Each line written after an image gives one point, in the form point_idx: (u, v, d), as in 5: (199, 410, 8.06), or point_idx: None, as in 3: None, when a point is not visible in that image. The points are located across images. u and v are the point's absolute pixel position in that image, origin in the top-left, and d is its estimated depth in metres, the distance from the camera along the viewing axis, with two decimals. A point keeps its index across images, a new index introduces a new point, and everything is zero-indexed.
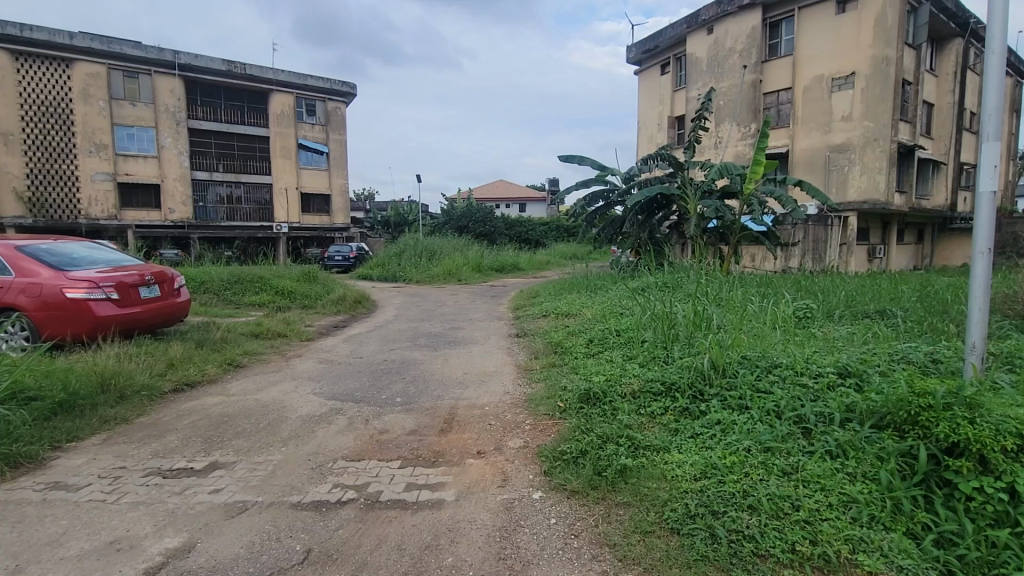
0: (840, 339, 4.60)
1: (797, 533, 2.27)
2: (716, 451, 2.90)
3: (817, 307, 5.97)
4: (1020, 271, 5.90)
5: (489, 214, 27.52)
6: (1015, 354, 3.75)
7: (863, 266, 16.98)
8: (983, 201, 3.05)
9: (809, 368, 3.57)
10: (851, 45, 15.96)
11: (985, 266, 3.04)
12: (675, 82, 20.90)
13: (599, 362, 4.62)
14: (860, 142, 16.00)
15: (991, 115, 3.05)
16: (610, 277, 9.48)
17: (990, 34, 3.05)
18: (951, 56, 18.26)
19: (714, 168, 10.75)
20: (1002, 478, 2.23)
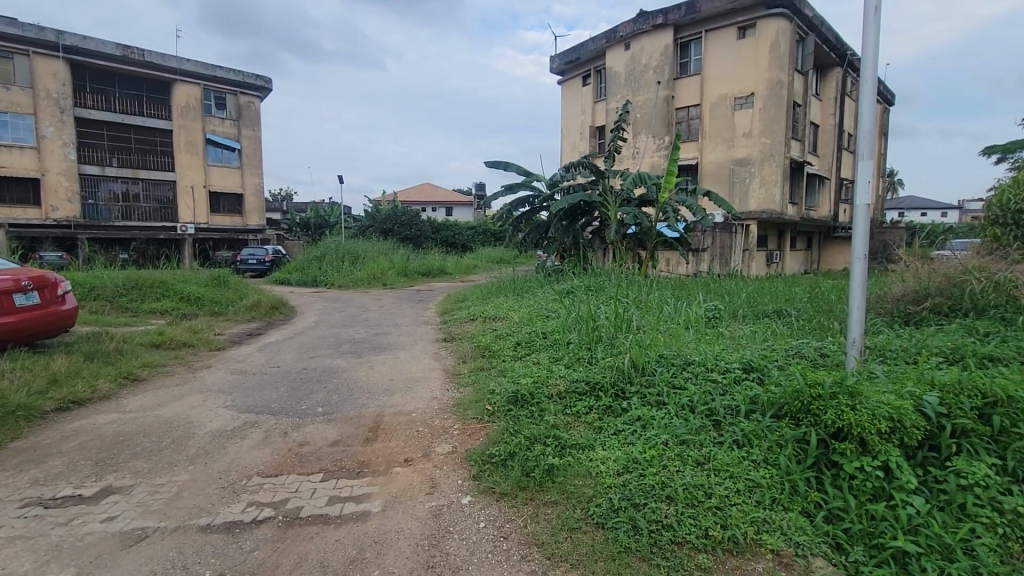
0: (744, 336, 5.00)
1: (709, 518, 2.43)
2: (637, 446, 3.05)
3: (724, 308, 6.45)
4: (889, 273, 6.73)
5: (414, 217, 27.08)
6: (887, 348, 4.27)
7: (762, 270, 18.53)
8: (859, 212, 3.44)
9: (718, 365, 3.86)
10: (750, 67, 17.43)
11: (861, 269, 3.43)
12: (595, 93, 21.77)
13: (526, 364, 4.70)
14: (758, 157, 17.51)
15: (864, 136, 3.46)
16: (537, 280, 9.67)
17: (863, 64, 3.47)
18: (832, 83, 20.52)
19: (630, 176, 11.33)
20: (877, 457, 2.54)
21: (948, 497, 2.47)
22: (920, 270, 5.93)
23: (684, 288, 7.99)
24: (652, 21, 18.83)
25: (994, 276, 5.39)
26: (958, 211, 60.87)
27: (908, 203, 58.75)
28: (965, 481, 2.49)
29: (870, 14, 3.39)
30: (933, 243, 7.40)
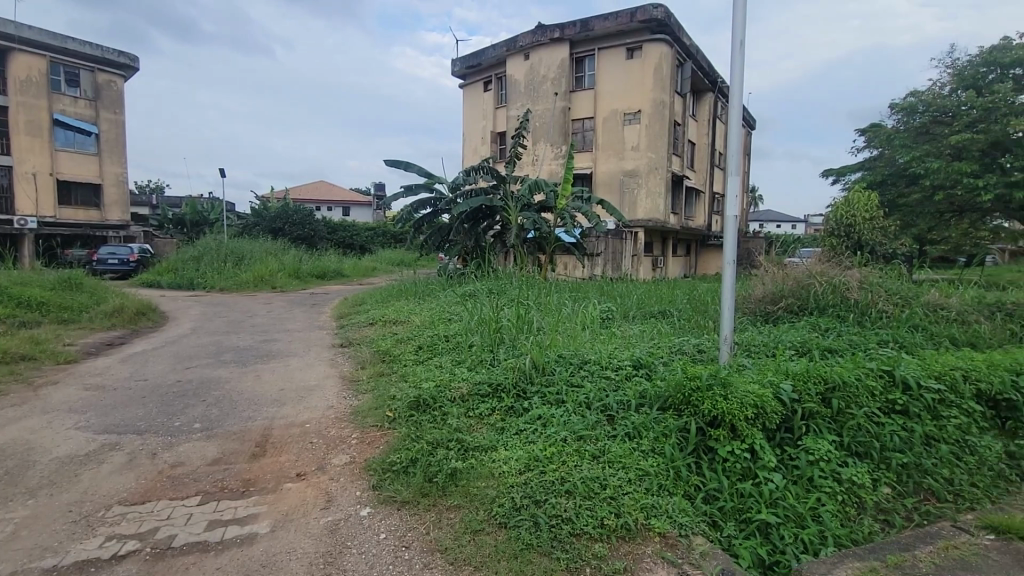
0: (634, 336, 5.38)
1: (605, 508, 2.57)
2: (538, 444, 3.15)
3: (616, 309, 6.88)
4: (753, 276, 7.61)
5: (308, 216, 25.54)
6: (752, 343, 4.83)
7: (648, 274, 19.97)
8: (729, 222, 3.85)
9: (612, 363, 4.11)
10: (637, 86, 18.79)
11: (731, 274, 3.84)
12: (496, 100, 22.12)
13: (428, 368, 4.64)
14: (645, 170, 18.90)
15: (732, 155, 3.89)
16: (438, 283, 9.59)
17: (730, 91, 3.89)
18: (706, 106, 22.76)
19: (528, 182, 11.69)
20: (745, 441, 2.85)
21: (801, 471, 2.84)
22: (777, 274, 6.78)
23: (580, 291, 8.39)
24: (550, 35, 19.58)
25: (832, 280, 6.32)
26: (805, 224, 70.57)
27: (765, 216, 67.17)
28: (813, 458, 2.88)
29: (736, 47, 3.81)
30: (786, 251, 8.49)
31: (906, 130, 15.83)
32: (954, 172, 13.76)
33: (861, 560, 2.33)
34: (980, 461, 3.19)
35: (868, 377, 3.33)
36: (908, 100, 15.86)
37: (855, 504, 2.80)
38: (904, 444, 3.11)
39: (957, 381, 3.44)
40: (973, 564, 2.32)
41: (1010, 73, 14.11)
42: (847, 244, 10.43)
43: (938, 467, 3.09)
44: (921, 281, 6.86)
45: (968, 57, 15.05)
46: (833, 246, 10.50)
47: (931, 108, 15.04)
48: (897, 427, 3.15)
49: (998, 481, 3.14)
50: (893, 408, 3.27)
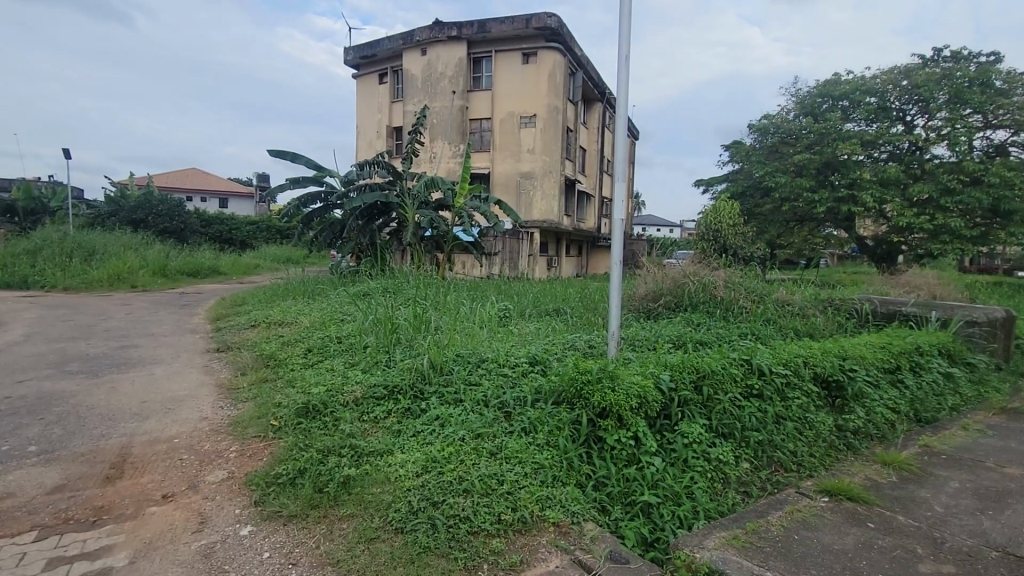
0: (530, 333, 5.53)
1: (502, 504, 2.62)
2: (435, 445, 3.12)
3: (513, 307, 7.04)
4: (636, 276, 8.20)
5: (176, 207, 22.86)
6: (636, 338, 5.20)
7: (543, 273, 20.64)
8: (616, 225, 4.10)
9: (509, 360, 4.19)
10: (532, 90, 19.33)
11: (618, 274, 4.10)
12: (392, 94, 21.50)
13: (317, 372, 4.38)
14: (540, 172, 19.51)
15: (619, 162, 4.14)
16: (330, 282, 9.10)
17: (617, 102, 4.14)
18: (595, 115, 24.07)
19: (425, 179, 11.51)
20: (631, 429, 3.06)
21: (677, 454, 3.11)
22: (657, 274, 7.38)
23: (478, 289, 8.43)
24: (448, 32, 19.46)
25: (703, 279, 7.01)
26: (680, 229, 77.55)
27: (645, 220, 72.89)
28: (688, 441, 3.17)
29: (622, 61, 4.07)
30: (665, 253, 9.24)
31: (761, 148, 18.00)
32: (798, 186, 15.90)
33: (727, 530, 2.62)
34: (817, 434, 3.73)
35: (732, 365, 3.75)
36: (763, 121, 18.04)
37: (722, 480, 3.13)
38: (760, 423, 3.54)
39: (800, 367, 4.00)
40: (812, 523, 2.72)
41: (839, 105, 16.63)
42: (714, 247, 11.59)
43: (786, 441, 3.55)
44: (772, 280, 7.84)
45: (808, 88, 17.48)
46: (704, 248, 11.61)
47: (780, 130, 17.25)
48: (755, 409, 3.58)
49: (830, 450, 3.69)
50: (752, 392, 3.71)
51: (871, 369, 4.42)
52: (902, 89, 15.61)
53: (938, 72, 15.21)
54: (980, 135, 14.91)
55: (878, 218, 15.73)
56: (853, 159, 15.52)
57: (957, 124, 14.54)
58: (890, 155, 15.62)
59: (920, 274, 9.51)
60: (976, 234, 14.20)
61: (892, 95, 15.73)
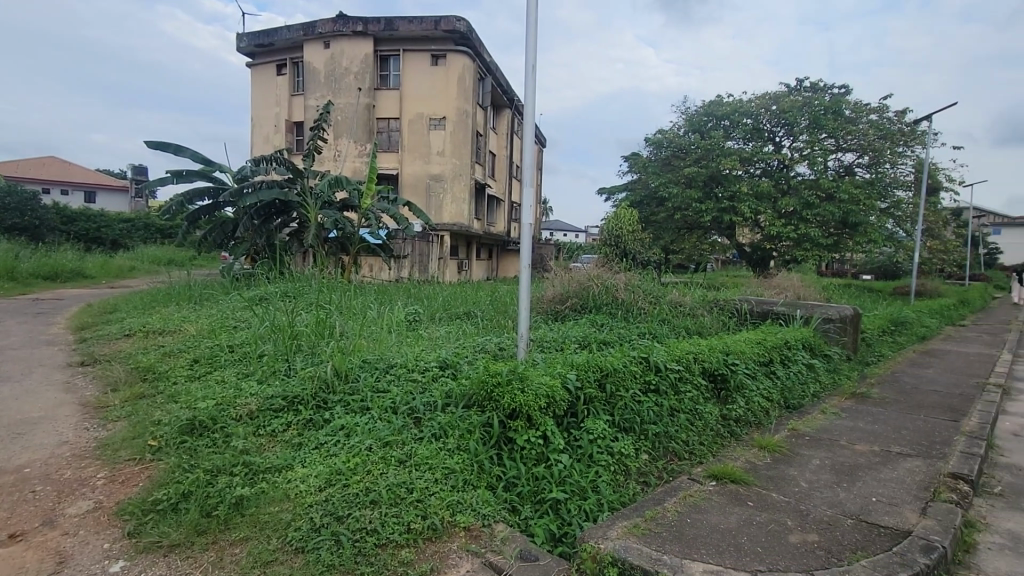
0: (440, 337, 5.50)
1: (411, 513, 2.57)
2: (340, 457, 2.98)
3: (423, 311, 6.95)
4: (545, 279, 8.46)
5: (28, 200, 19.79)
6: (544, 340, 5.35)
7: (454, 276, 20.53)
8: (524, 229, 4.19)
9: (418, 365, 4.12)
10: (441, 93, 19.23)
11: (527, 277, 4.19)
12: (291, 87, 20.29)
13: (205, 385, 4.00)
14: (450, 175, 19.43)
15: (527, 168, 4.23)
16: (221, 286, 8.37)
17: (524, 109, 4.23)
18: (504, 120, 24.45)
19: (328, 178, 10.99)
20: (540, 429, 3.13)
21: (583, 450, 3.23)
22: (564, 277, 7.67)
23: (387, 293, 8.22)
24: (353, 27, 18.76)
25: (605, 282, 7.39)
26: (585, 235, 81.03)
27: (552, 225, 75.44)
28: (593, 437, 3.30)
29: (529, 70, 4.17)
30: (572, 257, 9.62)
31: (656, 160, 19.33)
32: (687, 197, 17.30)
33: (628, 519, 2.77)
34: (705, 424, 4.07)
35: (632, 363, 3.99)
36: (657, 136, 19.40)
37: (624, 472, 3.29)
38: (657, 417, 3.79)
39: (691, 363, 4.35)
40: (702, 507, 2.96)
41: (721, 124, 18.32)
42: (615, 252, 12.22)
43: (678, 432, 3.83)
44: (667, 283, 8.46)
45: (695, 107, 19.06)
46: (605, 253, 12.22)
47: (672, 144, 18.65)
48: (652, 403, 3.82)
49: (716, 438, 4.04)
50: (649, 388, 3.97)
51: (749, 363, 4.92)
52: (772, 113, 17.54)
53: (800, 100, 17.28)
54: (833, 157, 17.17)
55: (754, 226, 17.54)
56: (733, 173, 17.17)
57: (815, 146, 16.63)
58: (764, 171, 17.54)
59: (788, 277, 10.77)
60: (830, 243, 16.35)
61: (764, 117, 17.68)
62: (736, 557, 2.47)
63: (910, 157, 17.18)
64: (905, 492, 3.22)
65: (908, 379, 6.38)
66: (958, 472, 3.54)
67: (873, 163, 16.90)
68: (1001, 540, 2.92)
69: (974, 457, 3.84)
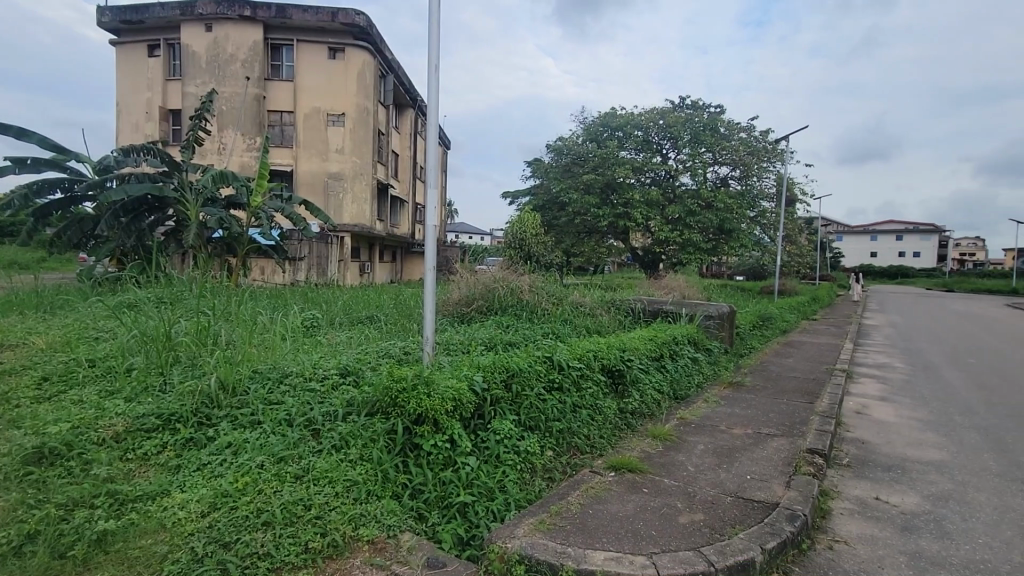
0: (340, 343, 5.25)
1: (309, 531, 2.42)
2: (226, 477, 2.72)
3: (322, 316, 6.59)
4: (449, 281, 8.42)
5: None
6: (450, 342, 5.32)
7: (356, 279, 19.70)
8: (429, 231, 4.12)
9: (316, 373, 3.90)
10: (339, 88, 18.40)
11: (432, 279, 4.13)
12: (166, 70, 18.31)
13: (57, 407, 3.45)
14: (350, 173, 18.64)
15: (431, 169, 4.18)
16: (79, 292, 7.30)
17: (428, 109, 4.17)
18: (407, 119, 23.98)
19: (211, 173, 10.04)
20: (446, 433, 3.10)
21: (491, 450, 3.25)
22: (470, 280, 7.70)
23: (280, 298, 7.69)
24: (239, 11, 17.33)
25: (511, 284, 7.52)
26: (488, 237, 81.68)
27: (456, 228, 75.40)
28: (500, 437, 3.33)
29: (432, 70, 4.13)
30: (476, 259, 9.67)
31: (556, 166, 20.06)
32: (586, 202, 18.13)
33: (535, 516, 2.83)
34: (605, 417, 4.28)
35: (536, 363, 4.09)
36: (558, 143, 20.14)
37: (530, 470, 3.35)
38: (560, 413, 3.91)
39: (591, 360, 4.56)
40: (603, 497, 3.11)
41: (615, 134, 19.44)
42: (519, 254, 12.48)
43: (581, 427, 3.99)
44: (568, 284, 8.80)
45: (592, 117, 20.05)
46: (510, 256, 12.44)
47: (571, 151, 19.47)
48: (556, 400, 3.95)
49: (615, 430, 4.27)
50: (553, 385, 4.09)
51: (643, 359, 5.27)
52: (660, 127, 18.92)
53: (683, 116, 18.84)
54: (711, 169, 18.93)
55: (645, 231, 18.81)
56: (627, 181, 18.28)
57: (696, 159, 18.21)
58: (653, 180, 18.87)
59: (674, 278, 11.69)
60: (709, 247, 18.02)
61: (653, 130, 19.01)
62: (634, 543, 2.61)
63: (773, 172, 19.45)
64: (773, 468, 3.63)
65: (774, 367, 7.22)
66: (815, 448, 4.05)
67: (744, 176, 18.88)
68: (850, 505, 3.39)
69: (826, 433, 4.43)
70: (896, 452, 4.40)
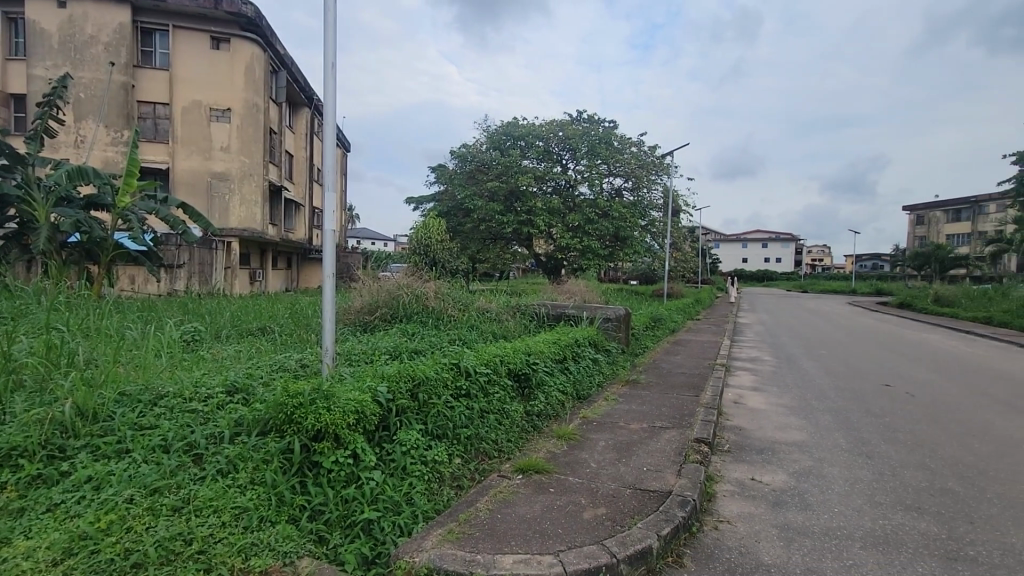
0: (227, 357, 4.79)
1: (191, 569, 2.19)
2: (85, 516, 2.37)
3: (204, 329, 5.99)
4: (351, 289, 8.07)
5: None
6: (352, 352, 5.08)
7: (245, 287, 18.19)
8: (327, 236, 3.92)
9: (198, 393, 3.52)
10: (224, 81, 16.95)
11: (331, 286, 3.92)
12: (6, 49, 15.92)
13: None
14: (237, 174, 17.20)
15: (329, 171, 3.97)
16: None
17: (324, 108, 3.98)
18: (302, 119, 22.69)
19: (67, 168, 8.78)
20: (349, 447, 2.94)
21: (397, 463, 3.14)
22: (372, 287, 7.47)
23: (153, 310, 6.87)
24: None
25: (415, 290, 7.38)
26: (391, 243, 79.58)
27: (358, 233, 72.72)
28: (406, 448, 3.23)
29: (329, 69, 3.95)
30: (378, 266, 9.37)
31: (461, 172, 20.12)
32: (490, 209, 18.32)
33: (443, 526, 2.79)
34: (512, 421, 4.33)
35: (443, 370, 4.03)
36: (462, 149, 20.23)
37: (438, 479, 3.28)
38: (467, 420, 3.89)
39: (498, 365, 4.60)
40: (511, 500, 3.14)
41: (517, 143, 19.91)
42: (424, 261, 12.29)
43: (489, 433, 3.99)
44: (474, 290, 8.81)
45: (495, 126, 20.41)
46: (414, 262, 12.20)
47: (475, 159, 19.66)
48: (464, 407, 3.92)
49: (522, 433, 4.33)
50: (460, 392, 4.06)
51: (547, 361, 5.42)
52: (560, 138, 19.71)
53: (581, 129, 19.80)
54: (607, 180, 20.03)
55: (548, 238, 19.44)
56: (529, 190, 18.76)
57: (593, 170, 19.23)
58: (554, 189, 19.57)
59: (575, 283, 12.18)
60: (606, 253, 19.00)
61: (553, 141, 19.77)
62: (541, 542, 2.67)
63: (661, 184, 21.04)
64: (666, 459, 3.90)
65: (664, 365, 7.79)
66: (701, 437, 4.43)
67: (636, 187, 20.21)
68: (732, 487, 3.74)
69: (709, 423, 4.85)
70: (767, 436, 4.93)
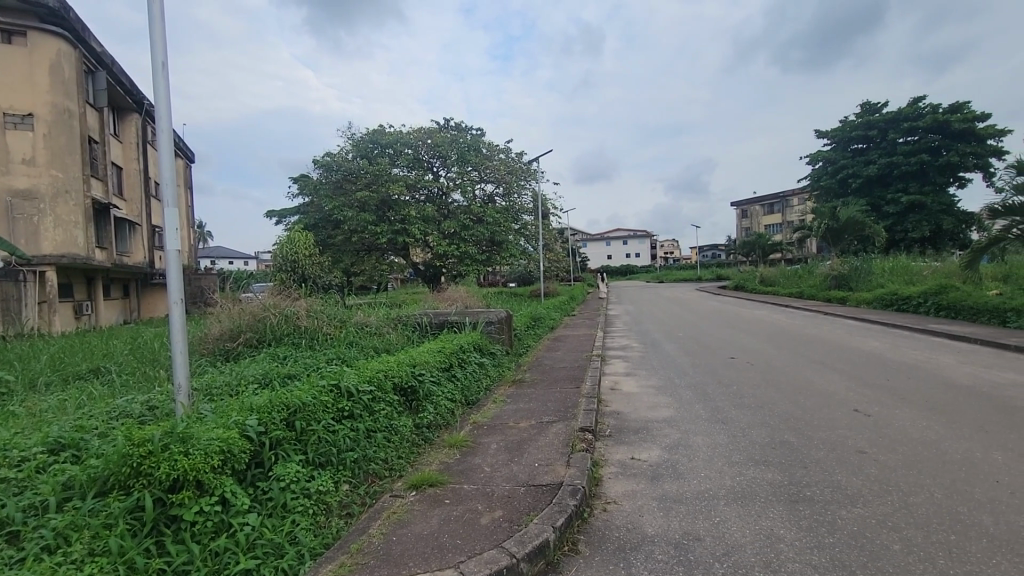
0: (47, 410, 3.97)
1: None
2: None
3: (14, 379, 4.93)
4: (206, 317, 7.20)
5: None
6: (212, 387, 4.50)
7: (68, 323, 15.40)
8: (170, 258, 3.44)
9: (6, 458, 2.88)
10: (21, 81, 14.16)
11: (179, 314, 3.44)
12: None
13: None
14: (48, 192, 14.49)
15: (167, 184, 3.50)
16: None
17: (156, 113, 3.50)
18: (130, 126, 19.81)
19: None
20: (214, 493, 2.61)
21: (274, 501, 2.85)
22: (232, 310, 6.77)
23: None
24: None
25: (284, 311, 6.79)
26: (250, 261, 72.95)
27: (210, 253, 65.82)
28: (284, 484, 2.95)
29: (158, 69, 3.49)
30: (238, 287, 8.50)
31: (326, 182, 19.07)
32: (361, 220, 17.60)
33: (333, 562, 2.59)
34: (401, 437, 4.17)
35: (321, 393, 3.75)
36: (326, 158, 19.14)
37: (324, 511, 3.04)
38: (353, 443, 3.66)
39: (382, 381, 4.40)
40: (405, 520, 3.02)
41: (386, 151, 19.39)
42: (291, 278, 11.47)
43: (376, 453, 3.80)
44: (350, 305, 8.37)
45: (360, 133, 19.68)
46: (280, 281, 11.25)
47: (341, 168, 18.75)
48: (347, 430, 3.67)
49: (412, 448, 4.19)
50: (344, 414, 3.81)
51: (433, 371, 5.32)
52: (428, 146, 19.63)
53: (449, 137, 19.90)
54: (479, 187, 20.39)
55: (425, 248, 19.18)
56: (401, 199, 18.47)
57: (464, 178, 19.48)
58: (427, 197, 19.38)
59: (455, 290, 12.19)
60: (484, 259, 19.29)
61: (423, 149, 19.62)
62: (440, 557, 2.61)
63: (530, 189, 21.90)
64: (555, 451, 4.06)
65: (546, 361, 8.10)
66: (585, 426, 4.67)
67: (507, 193, 20.80)
68: (615, 468, 4.00)
69: (591, 412, 5.15)
70: (641, 416, 5.37)
